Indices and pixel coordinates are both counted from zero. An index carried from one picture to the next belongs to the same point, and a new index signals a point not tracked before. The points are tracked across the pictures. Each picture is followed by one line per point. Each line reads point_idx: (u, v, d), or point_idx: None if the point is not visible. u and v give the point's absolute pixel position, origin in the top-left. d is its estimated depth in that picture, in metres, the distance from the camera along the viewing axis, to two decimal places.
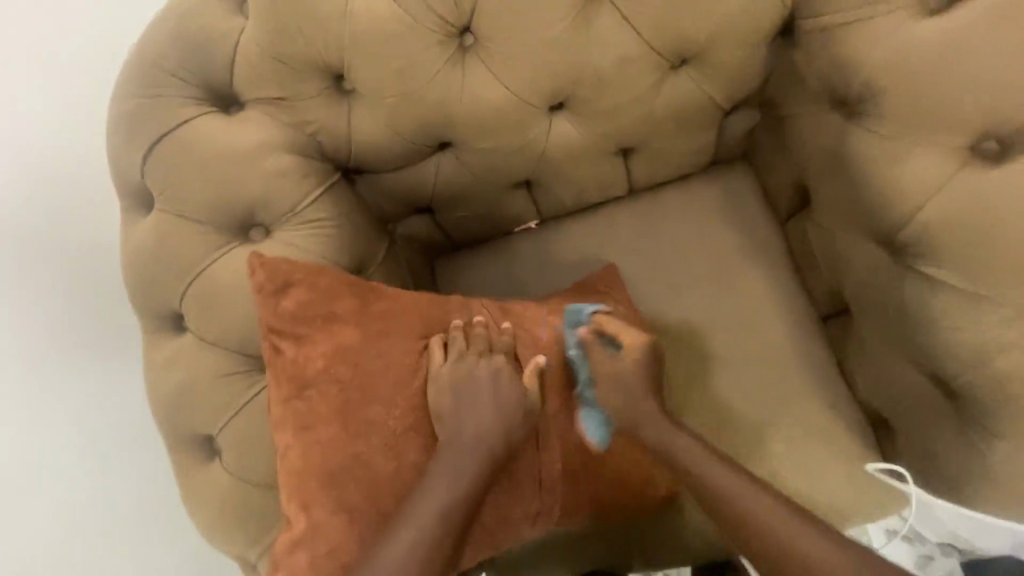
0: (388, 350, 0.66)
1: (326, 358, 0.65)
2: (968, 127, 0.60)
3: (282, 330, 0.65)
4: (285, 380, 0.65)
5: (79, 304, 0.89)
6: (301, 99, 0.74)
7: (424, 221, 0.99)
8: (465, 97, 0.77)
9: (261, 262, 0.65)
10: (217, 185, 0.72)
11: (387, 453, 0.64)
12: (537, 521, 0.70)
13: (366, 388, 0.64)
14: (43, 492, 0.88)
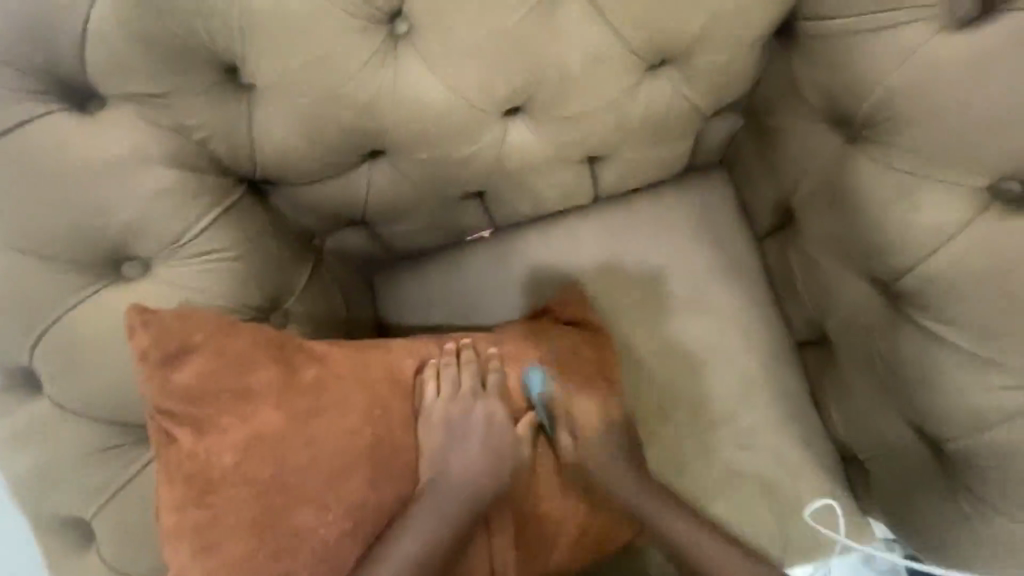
0: (318, 434, 0.52)
1: (235, 449, 0.50)
2: (991, 166, 0.51)
3: (175, 414, 0.50)
4: (181, 478, 0.50)
5: None
6: (187, 96, 0.58)
7: (359, 233, 0.84)
8: (400, 98, 0.62)
9: (143, 321, 0.50)
10: (76, 209, 0.56)
11: (313, 563, 0.51)
12: None
13: (288, 488, 0.51)
14: None
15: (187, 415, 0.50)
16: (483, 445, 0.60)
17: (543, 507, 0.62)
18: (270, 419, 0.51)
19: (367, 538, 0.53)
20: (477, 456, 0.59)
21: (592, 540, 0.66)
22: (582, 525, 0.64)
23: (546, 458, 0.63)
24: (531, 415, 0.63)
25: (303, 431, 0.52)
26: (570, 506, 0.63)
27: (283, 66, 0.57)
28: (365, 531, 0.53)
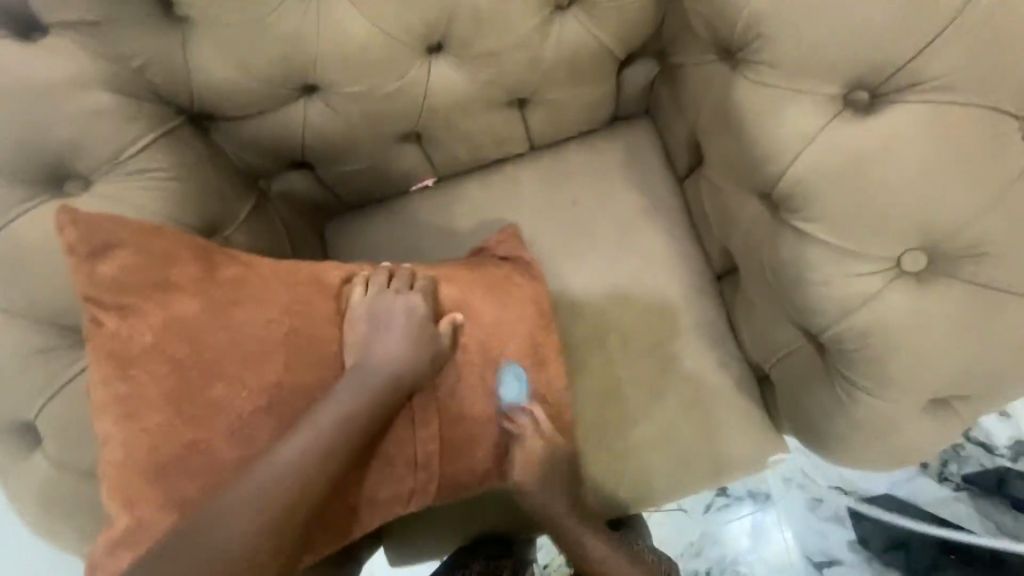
0: (234, 322, 0.57)
1: (155, 331, 0.55)
2: (838, 74, 0.58)
3: (100, 303, 0.54)
4: (108, 358, 0.55)
5: None
6: (123, 25, 0.63)
7: (303, 176, 0.90)
8: (323, 31, 0.67)
9: (71, 219, 0.53)
10: (17, 126, 0.60)
11: (231, 434, 0.56)
12: (405, 498, 0.65)
13: (207, 366, 0.56)
14: None
15: (110, 305, 0.54)
16: (410, 346, 0.63)
17: (463, 406, 0.66)
18: (196, 306, 0.56)
19: (282, 417, 0.57)
20: (402, 351, 0.62)
21: (514, 443, 0.70)
22: (501, 422, 0.68)
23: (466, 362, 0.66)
24: (451, 318, 0.66)
25: (223, 317, 0.56)
26: (489, 403, 0.67)
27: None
28: (279, 410, 0.57)
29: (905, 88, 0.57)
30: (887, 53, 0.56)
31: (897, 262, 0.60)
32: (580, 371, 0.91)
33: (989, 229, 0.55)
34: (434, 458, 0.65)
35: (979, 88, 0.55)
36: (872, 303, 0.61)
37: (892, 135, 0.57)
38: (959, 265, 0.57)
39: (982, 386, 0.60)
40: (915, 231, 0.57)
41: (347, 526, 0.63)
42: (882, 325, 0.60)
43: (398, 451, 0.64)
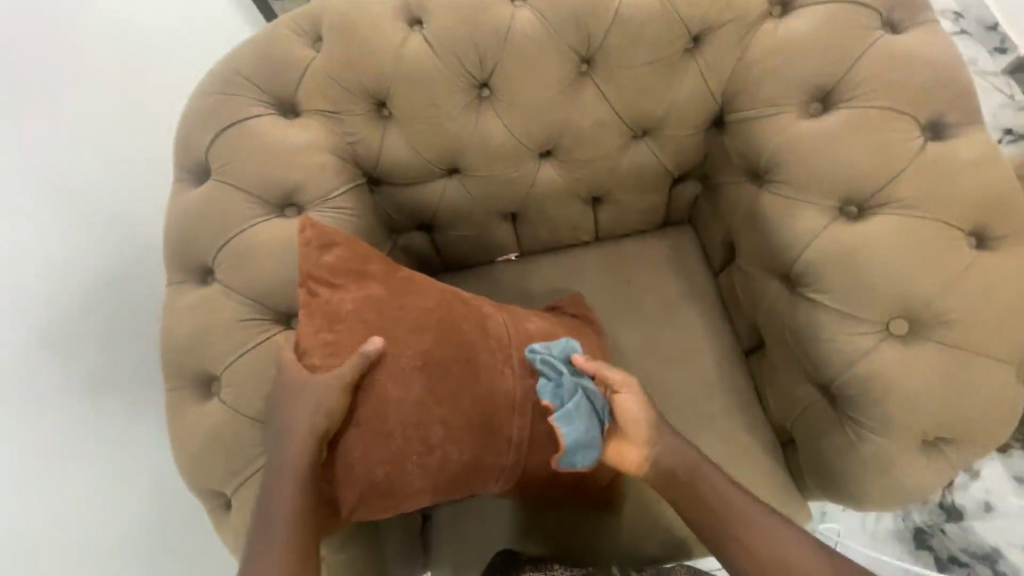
0: (407, 305, 0.76)
1: (355, 300, 0.75)
2: (836, 192, 0.84)
3: (320, 278, 0.76)
4: (318, 317, 0.75)
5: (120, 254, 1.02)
6: (349, 115, 0.94)
7: (422, 236, 1.15)
8: (475, 133, 0.98)
9: (311, 224, 0.78)
10: (272, 168, 0.90)
11: (397, 383, 0.73)
12: (500, 474, 0.80)
13: (386, 331, 0.74)
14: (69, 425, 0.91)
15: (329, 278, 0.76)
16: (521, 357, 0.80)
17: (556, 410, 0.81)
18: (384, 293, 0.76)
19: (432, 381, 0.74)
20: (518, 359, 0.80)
21: None
22: None
23: None
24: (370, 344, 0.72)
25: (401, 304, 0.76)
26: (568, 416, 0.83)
27: (410, 105, 0.94)
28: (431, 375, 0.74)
29: (884, 205, 0.82)
30: (868, 181, 0.82)
31: (887, 326, 0.80)
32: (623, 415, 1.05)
33: (952, 304, 0.76)
34: (530, 446, 0.80)
35: (934, 209, 0.79)
36: (870, 356, 0.79)
37: (877, 234, 0.80)
38: (934, 331, 0.77)
39: (962, 431, 0.76)
40: (898, 304, 0.78)
41: (458, 486, 0.78)
42: (878, 373, 0.78)
43: (505, 434, 0.78)
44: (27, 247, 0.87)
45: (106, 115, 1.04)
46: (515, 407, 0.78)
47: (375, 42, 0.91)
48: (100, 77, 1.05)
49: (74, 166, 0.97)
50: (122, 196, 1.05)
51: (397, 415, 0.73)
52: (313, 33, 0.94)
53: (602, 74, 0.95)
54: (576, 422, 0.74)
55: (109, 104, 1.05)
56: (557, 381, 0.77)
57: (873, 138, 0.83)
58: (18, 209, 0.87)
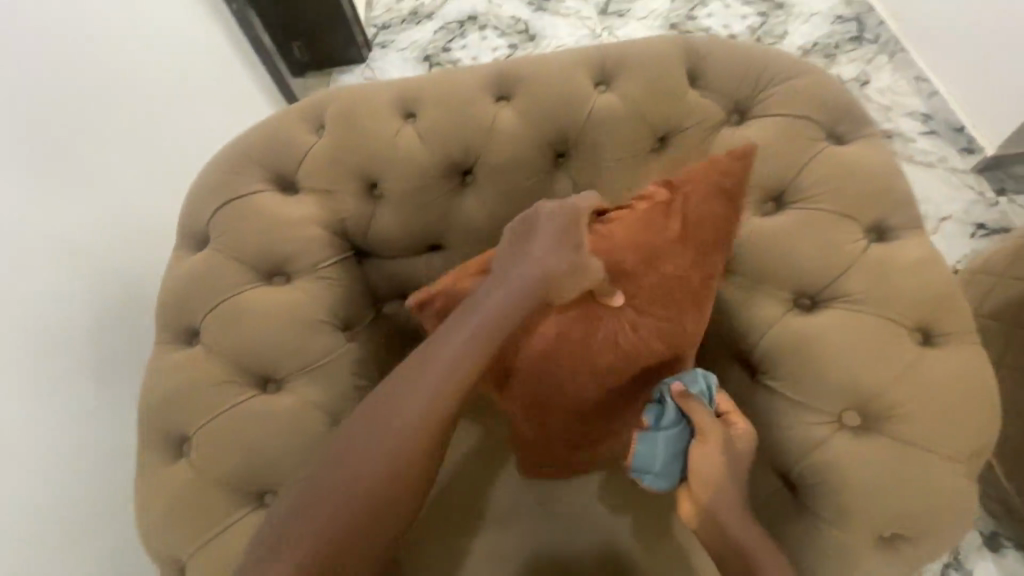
0: (668, 276, 0.84)
1: (677, 237, 0.85)
2: (789, 286, 0.90)
3: (701, 223, 0.86)
4: (654, 216, 0.86)
5: (114, 298, 1.09)
6: (341, 193, 1.02)
7: (405, 307, 1.16)
8: (458, 214, 1.05)
9: (724, 171, 0.88)
10: (266, 239, 0.97)
11: (603, 331, 0.83)
12: (558, 438, 0.90)
13: (643, 266, 0.84)
14: (49, 458, 0.91)
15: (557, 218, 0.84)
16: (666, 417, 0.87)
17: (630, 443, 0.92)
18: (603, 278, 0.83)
19: (618, 348, 0.83)
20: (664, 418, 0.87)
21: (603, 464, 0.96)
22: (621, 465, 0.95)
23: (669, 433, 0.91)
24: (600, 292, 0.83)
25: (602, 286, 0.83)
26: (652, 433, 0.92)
27: (399, 187, 1.02)
28: (622, 345, 0.84)
29: (834, 298, 0.87)
30: (818, 276, 0.88)
31: (840, 417, 0.82)
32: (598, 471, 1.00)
33: (897, 397, 0.79)
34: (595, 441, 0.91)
35: (878, 305, 0.84)
36: (824, 447, 0.81)
37: (827, 327, 0.85)
38: (882, 423, 0.80)
39: (919, 527, 0.77)
40: (848, 395, 0.81)
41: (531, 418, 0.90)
42: (833, 463, 0.80)
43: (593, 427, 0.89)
44: (53, 298, 0.96)
45: (128, 183, 1.17)
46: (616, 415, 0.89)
47: (371, 132, 1.02)
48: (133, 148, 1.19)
49: (97, 231, 1.08)
50: (131, 251, 1.15)
51: (570, 351, 0.83)
52: (317, 121, 1.05)
53: (576, 168, 1.03)
54: (647, 448, 0.82)
55: (134, 171, 1.19)
56: (666, 408, 0.82)
57: (821, 236, 0.89)
58: (39, 249, 0.95)
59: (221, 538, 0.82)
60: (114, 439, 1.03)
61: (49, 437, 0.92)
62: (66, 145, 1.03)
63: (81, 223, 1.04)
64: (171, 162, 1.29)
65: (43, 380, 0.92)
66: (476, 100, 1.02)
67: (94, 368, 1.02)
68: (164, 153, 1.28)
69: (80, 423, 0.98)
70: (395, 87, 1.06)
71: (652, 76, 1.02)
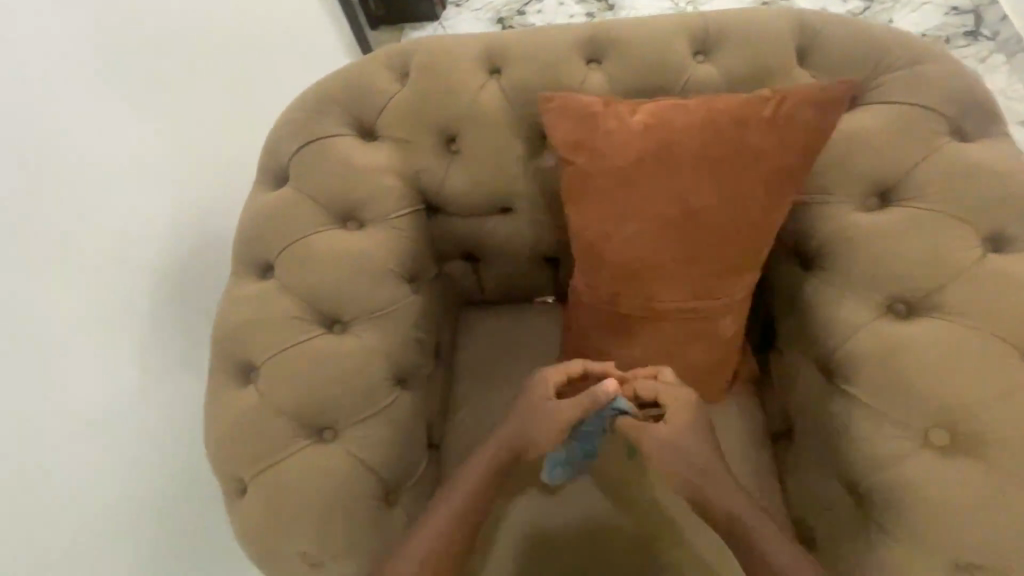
0: (738, 171, 0.78)
1: (763, 137, 0.77)
2: (885, 289, 0.83)
3: (794, 126, 0.77)
4: (753, 118, 0.78)
5: (191, 233, 1.13)
6: (420, 145, 1.01)
7: (465, 267, 1.20)
8: (536, 176, 1.01)
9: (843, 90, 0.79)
10: (345, 183, 0.97)
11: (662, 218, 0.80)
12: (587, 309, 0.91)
13: (717, 159, 0.77)
14: (125, 375, 0.97)
15: (730, 148, 0.77)
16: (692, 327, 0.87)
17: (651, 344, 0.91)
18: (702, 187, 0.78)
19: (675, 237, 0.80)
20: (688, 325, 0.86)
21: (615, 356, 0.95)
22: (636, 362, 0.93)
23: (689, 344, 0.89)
24: (664, 176, 0.78)
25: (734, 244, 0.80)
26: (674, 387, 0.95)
27: (478, 143, 1.00)
28: (679, 236, 0.80)
29: (934, 308, 0.81)
30: (920, 282, 0.82)
31: (926, 434, 0.77)
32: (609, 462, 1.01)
33: (996, 421, 0.73)
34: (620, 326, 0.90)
35: (986, 321, 0.77)
36: (903, 463, 0.76)
37: (924, 337, 0.79)
38: (975, 446, 0.73)
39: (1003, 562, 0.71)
40: (938, 411, 0.76)
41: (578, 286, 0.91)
42: (912, 481, 0.75)
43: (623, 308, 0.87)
44: (135, 225, 1.01)
45: (214, 118, 1.20)
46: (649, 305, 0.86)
47: (456, 85, 0.99)
48: (219, 85, 1.21)
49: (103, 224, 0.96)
50: (214, 188, 1.19)
51: (627, 234, 0.81)
52: (402, 70, 1.03)
53: None
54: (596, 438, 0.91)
55: (219, 108, 1.21)
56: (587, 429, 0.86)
57: (929, 240, 0.82)
58: (125, 176, 1.00)
59: (279, 467, 0.84)
60: (187, 366, 1.08)
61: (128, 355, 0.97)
62: (137, 73, 1.04)
63: (123, 182, 1.00)
64: (255, 105, 1.31)
65: (88, 338, 0.91)
66: (566, 60, 0.98)
67: (172, 296, 1.07)
68: (249, 94, 1.29)
69: (157, 346, 1.03)
70: (484, 40, 1.02)
71: (758, 50, 0.95)
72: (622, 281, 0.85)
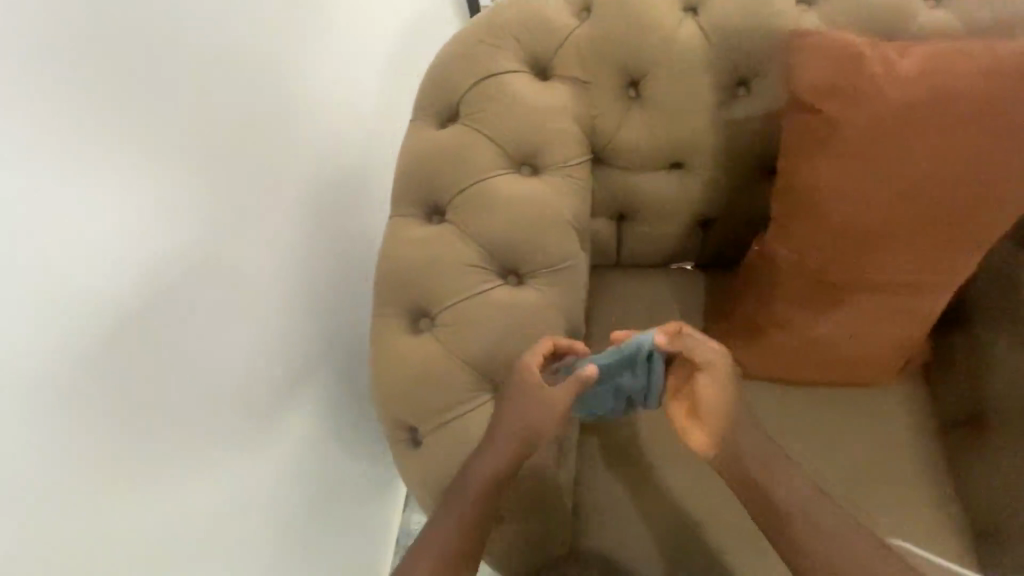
0: (1009, 131, 0.70)
1: None
2: None
3: None
4: None
5: (354, 181, 1.10)
6: (601, 87, 0.92)
7: (608, 224, 1.11)
8: (720, 128, 0.93)
9: None
10: (522, 124, 0.89)
11: (909, 177, 0.73)
12: (783, 273, 0.85)
13: (989, 114, 0.70)
14: (300, 322, 0.97)
15: (1008, 105, 0.70)
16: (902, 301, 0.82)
17: (848, 317, 0.85)
18: (965, 147, 0.71)
19: (918, 199, 0.74)
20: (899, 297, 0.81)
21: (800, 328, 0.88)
22: (825, 334, 0.87)
23: (890, 317, 0.84)
24: (921, 130, 0.71)
25: (981, 217, 0.75)
26: (858, 359, 0.90)
27: (665, 89, 0.91)
28: (922, 199, 0.74)
29: None
30: None
31: None
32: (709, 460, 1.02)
33: None
34: (820, 295, 0.84)
35: None
36: None
37: None
38: None
39: None
40: None
41: (777, 249, 0.84)
42: None
43: (830, 277, 0.82)
44: (313, 169, 0.97)
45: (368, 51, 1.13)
46: (863, 274, 0.80)
47: (648, 19, 0.89)
48: (372, 16, 1.14)
49: (295, 184, 0.93)
50: (373, 135, 1.15)
51: (863, 192, 0.75)
52: None
53: None
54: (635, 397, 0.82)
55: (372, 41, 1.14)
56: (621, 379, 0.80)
57: None
58: (311, 115, 0.95)
59: (456, 420, 0.82)
60: (342, 315, 1.09)
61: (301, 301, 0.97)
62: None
63: (305, 120, 0.94)
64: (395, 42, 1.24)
65: (272, 282, 0.89)
66: None
67: (335, 245, 1.05)
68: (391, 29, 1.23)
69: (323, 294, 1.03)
70: None
71: None
72: (845, 247, 0.79)
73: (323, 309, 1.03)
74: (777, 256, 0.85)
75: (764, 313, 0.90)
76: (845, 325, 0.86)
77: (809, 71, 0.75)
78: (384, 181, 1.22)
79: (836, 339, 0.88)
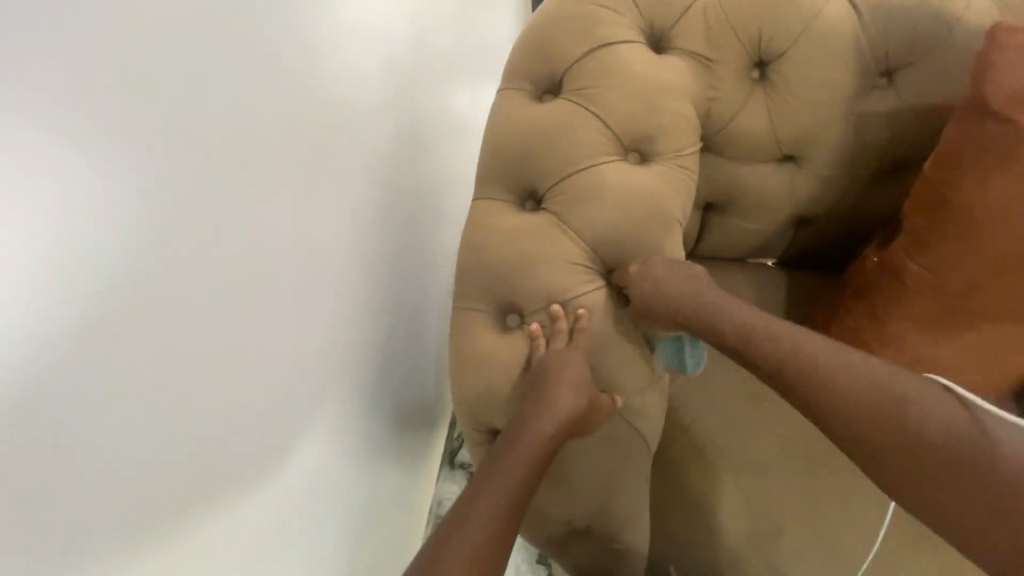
0: None
1: None
2: None
3: None
4: None
5: (413, 144, 0.95)
6: (725, 66, 0.82)
7: (696, 217, 0.98)
8: (853, 121, 0.84)
9: None
10: (637, 104, 0.79)
11: None
12: (910, 291, 0.78)
13: None
14: (364, 307, 0.86)
15: None
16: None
17: (968, 348, 0.79)
18: None
19: None
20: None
21: (915, 355, 0.82)
22: (937, 364, 0.82)
23: (1009, 354, 0.80)
24: None
25: None
26: (959, 392, 0.85)
27: (801, 73, 0.81)
28: None
29: None
30: None
31: None
32: (771, 473, 0.97)
33: None
34: (946, 321, 0.78)
35: None
36: None
37: None
38: None
39: None
40: None
41: (910, 263, 0.78)
42: None
43: (964, 303, 0.76)
44: (377, 136, 0.84)
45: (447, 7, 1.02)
46: (1000, 305, 0.75)
47: None
48: None
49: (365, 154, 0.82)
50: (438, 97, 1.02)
51: None
52: None
53: None
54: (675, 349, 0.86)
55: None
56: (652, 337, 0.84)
57: None
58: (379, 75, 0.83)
59: None
60: (405, 298, 0.98)
61: (369, 286, 0.87)
62: None
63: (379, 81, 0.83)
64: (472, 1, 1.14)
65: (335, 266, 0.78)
66: None
67: (397, 222, 0.93)
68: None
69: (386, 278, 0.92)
70: None
71: None
72: (997, 274, 0.73)
73: (382, 294, 0.91)
74: (907, 272, 0.78)
75: (875, 334, 0.83)
76: (962, 356, 0.80)
77: (1007, 77, 0.68)
78: (449, 151, 1.10)
79: (948, 368, 0.82)
